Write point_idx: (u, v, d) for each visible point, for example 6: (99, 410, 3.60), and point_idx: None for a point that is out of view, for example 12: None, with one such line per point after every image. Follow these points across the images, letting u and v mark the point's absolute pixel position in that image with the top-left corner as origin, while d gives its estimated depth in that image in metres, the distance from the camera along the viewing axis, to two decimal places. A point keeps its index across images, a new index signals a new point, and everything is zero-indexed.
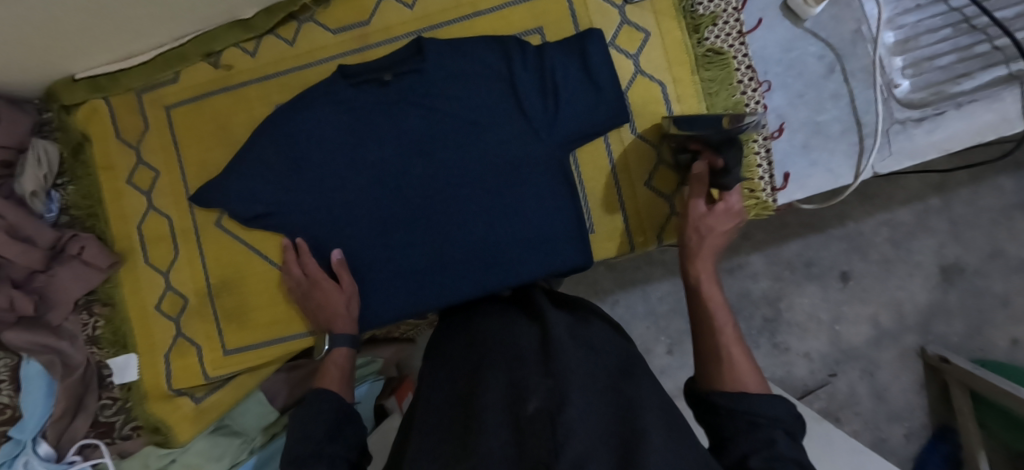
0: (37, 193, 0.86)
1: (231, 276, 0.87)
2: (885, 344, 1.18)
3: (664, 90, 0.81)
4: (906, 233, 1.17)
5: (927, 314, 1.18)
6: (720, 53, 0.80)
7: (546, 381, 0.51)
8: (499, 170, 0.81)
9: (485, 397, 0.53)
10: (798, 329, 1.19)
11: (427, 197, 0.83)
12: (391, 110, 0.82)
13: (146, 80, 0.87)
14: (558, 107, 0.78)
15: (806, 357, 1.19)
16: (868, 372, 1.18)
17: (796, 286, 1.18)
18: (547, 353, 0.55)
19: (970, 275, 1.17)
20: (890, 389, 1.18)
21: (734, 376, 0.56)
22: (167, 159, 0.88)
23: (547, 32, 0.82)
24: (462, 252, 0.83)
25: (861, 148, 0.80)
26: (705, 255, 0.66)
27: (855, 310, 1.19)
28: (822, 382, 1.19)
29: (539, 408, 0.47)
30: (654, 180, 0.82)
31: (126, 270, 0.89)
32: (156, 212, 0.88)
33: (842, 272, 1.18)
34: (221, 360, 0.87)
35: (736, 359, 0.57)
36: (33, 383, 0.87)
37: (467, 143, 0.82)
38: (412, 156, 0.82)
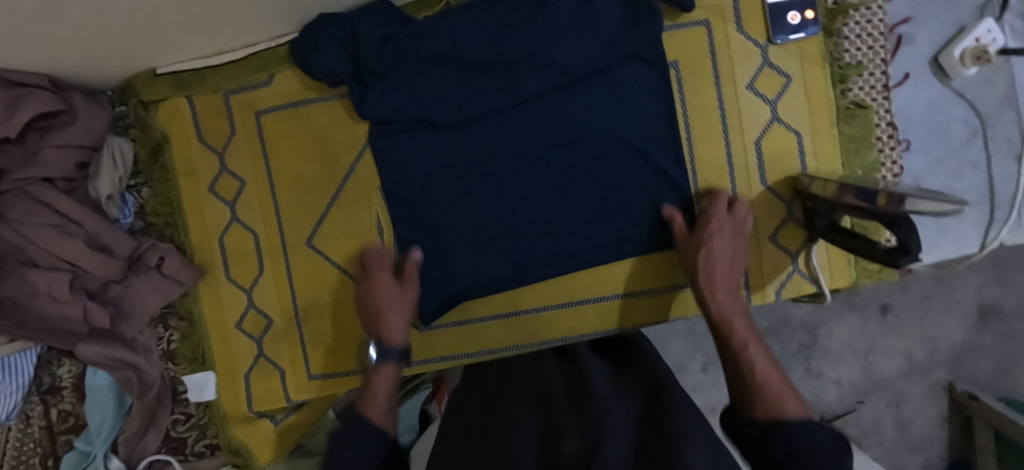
0: (112, 197, 0.80)
1: (322, 303, 0.82)
2: (916, 378, 1.09)
3: (800, 141, 0.76)
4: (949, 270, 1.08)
5: (959, 352, 1.08)
6: (864, 107, 0.76)
7: (581, 425, 0.50)
8: (623, 188, 0.77)
9: (517, 432, 0.54)
10: (832, 356, 1.11)
11: (526, 229, 0.78)
12: (488, 123, 0.77)
13: (236, 80, 0.80)
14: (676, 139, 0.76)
15: (836, 384, 1.11)
16: (894, 403, 1.10)
17: (834, 314, 1.10)
18: (581, 399, 0.55)
19: (1006, 317, 1.06)
20: (914, 422, 1.10)
21: (771, 396, 0.54)
22: (256, 168, 0.82)
23: (683, 67, 0.77)
24: (542, 258, 0.79)
25: (992, 218, 0.77)
26: (720, 296, 0.66)
27: (888, 344, 1.09)
28: (848, 409, 1.12)
29: (574, 450, 0.47)
30: (780, 235, 0.77)
31: (207, 284, 0.83)
32: (240, 224, 0.82)
33: (882, 303, 1.09)
34: (306, 386, 0.83)
35: (763, 371, 0.57)
36: (101, 395, 0.83)
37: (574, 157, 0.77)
38: (501, 175, 0.78)
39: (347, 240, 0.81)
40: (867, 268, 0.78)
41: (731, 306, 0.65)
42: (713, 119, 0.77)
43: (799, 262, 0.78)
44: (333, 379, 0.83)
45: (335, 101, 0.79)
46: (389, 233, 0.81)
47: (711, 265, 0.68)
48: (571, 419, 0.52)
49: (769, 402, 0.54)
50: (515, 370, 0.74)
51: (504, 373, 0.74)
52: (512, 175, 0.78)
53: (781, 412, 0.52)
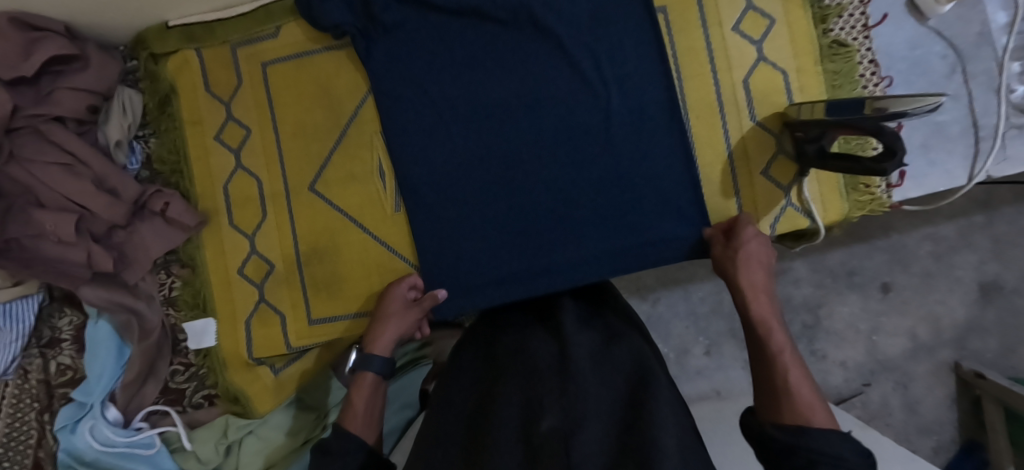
0: (121, 143, 0.82)
1: (324, 245, 0.83)
2: (921, 358, 1.16)
3: (786, 79, 0.79)
4: (948, 248, 1.15)
5: (964, 330, 1.16)
6: (845, 45, 0.79)
7: (560, 399, 0.49)
8: (614, 162, 0.81)
9: (500, 416, 0.52)
10: (835, 337, 1.17)
11: (517, 187, 0.82)
12: (484, 72, 0.81)
13: (244, 33, 0.83)
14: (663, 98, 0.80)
15: (842, 366, 1.17)
16: (902, 384, 1.17)
17: (837, 294, 1.17)
18: (563, 368, 0.53)
19: (1008, 294, 1.15)
20: (923, 402, 1.16)
21: (800, 404, 0.53)
22: (261, 117, 0.84)
23: (671, 12, 0.81)
24: (535, 213, 0.82)
25: (977, 150, 0.80)
26: (759, 296, 0.65)
27: (893, 322, 1.17)
28: (856, 392, 1.18)
29: (554, 427, 0.46)
30: (772, 169, 0.80)
31: (210, 232, 0.84)
32: (244, 172, 0.84)
33: (884, 283, 1.16)
34: (307, 331, 0.83)
35: (795, 381, 0.55)
36: (101, 344, 0.83)
37: (564, 114, 0.81)
38: (500, 135, 0.82)
39: (349, 183, 0.83)
40: (859, 200, 0.80)
41: (767, 308, 0.64)
42: (702, 60, 0.80)
43: (791, 195, 0.79)
44: (332, 324, 0.83)
45: (339, 51, 0.83)
46: (390, 174, 0.83)
47: (749, 269, 0.68)
48: (553, 395, 0.50)
49: (794, 411, 0.52)
50: (497, 341, 0.69)
51: (490, 345, 0.70)
52: (505, 126, 0.82)
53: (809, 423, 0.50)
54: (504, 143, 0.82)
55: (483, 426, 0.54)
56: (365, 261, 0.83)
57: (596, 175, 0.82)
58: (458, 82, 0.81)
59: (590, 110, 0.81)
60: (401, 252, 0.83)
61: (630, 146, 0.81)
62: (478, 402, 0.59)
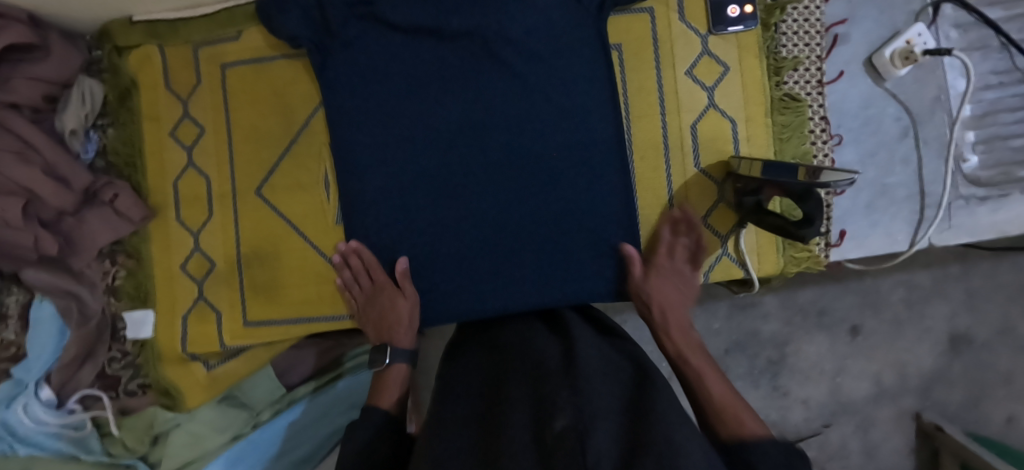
0: (76, 132, 0.84)
1: (265, 250, 0.84)
2: (883, 403, 1.15)
3: (734, 127, 0.79)
4: (921, 296, 1.14)
5: (929, 380, 1.15)
6: (798, 99, 0.79)
7: (572, 398, 0.47)
8: (566, 194, 0.81)
9: (510, 414, 0.50)
10: (800, 375, 1.15)
11: (483, 209, 0.82)
12: (442, 88, 0.81)
13: (205, 34, 0.84)
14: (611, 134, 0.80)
15: (803, 404, 1.16)
16: (862, 427, 1.15)
17: (805, 333, 1.15)
18: (573, 371, 0.52)
19: (977, 348, 1.14)
20: (881, 447, 1.15)
21: (729, 419, 0.59)
22: (216, 118, 0.85)
23: (626, 51, 0.80)
24: (495, 235, 0.82)
25: (921, 218, 0.79)
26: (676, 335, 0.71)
27: (859, 365, 1.15)
28: (815, 431, 1.15)
29: (567, 426, 0.44)
30: (711, 217, 0.80)
31: (158, 226, 0.86)
32: (195, 170, 0.86)
33: (853, 326, 1.15)
34: (241, 331, 0.85)
35: (719, 396, 0.62)
36: (44, 325, 0.86)
37: (528, 138, 0.81)
38: (452, 159, 0.82)
39: (295, 190, 0.84)
40: (796, 256, 0.79)
41: (705, 365, 0.67)
42: (653, 100, 0.80)
43: (728, 245, 0.79)
44: (267, 328, 0.85)
45: (296, 61, 0.84)
46: (336, 187, 0.84)
47: (665, 309, 0.73)
48: (564, 395, 0.48)
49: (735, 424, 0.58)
50: (505, 344, 0.68)
51: (494, 345, 0.69)
52: (455, 150, 0.82)
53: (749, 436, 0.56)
54: (449, 169, 0.82)
55: (492, 424, 0.51)
56: (304, 270, 0.84)
57: (553, 208, 0.81)
58: (415, 94, 0.82)
59: (542, 139, 0.81)
60: (339, 264, 0.83)
61: (576, 181, 0.81)
62: (484, 399, 0.57)
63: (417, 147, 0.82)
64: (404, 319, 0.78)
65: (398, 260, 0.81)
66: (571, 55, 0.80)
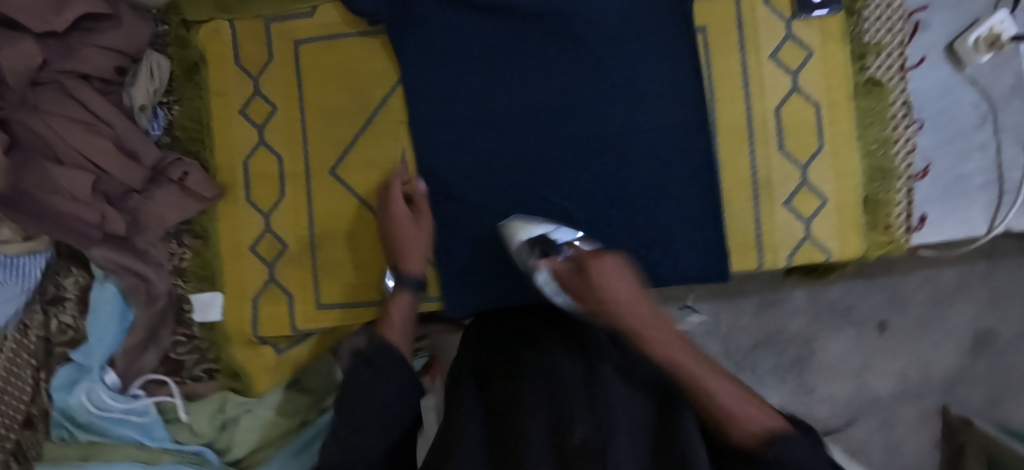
0: (145, 108, 0.81)
1: (338, 231, 0.83)
2: (907, 400, 1.17)
3: (817, 112, 0.79)
4: (947, 293, 1.17)
5: (953, 378, 1.17)
6: (880, 84, 0.79)
7: (593, 411, 0.48)
8: (647, 180, 0.80)
9: (525, 420, 0.50)
10: (825, 371, 1.18)
11: (577, 193, 0.81)
12: (518, 69, 0.80)
13: (278, 8, 0.82)
14: (692, 116, 0.79)
15: (829, 400, 1.18)
16: (886, 424, 1.17)
17: (832, 330, 1.17)
18: (590, 377, 0.52)
19: (1000, 347, 1.16)
20: (905, 445, 1.17)
21: (695, 397, 0.53)
22: (288, 95, 0.83)
23: (711, 34, 0.80)
24: (587, 222, 0.82)
25: (999, 203, 0.79)
26: (649, 320, 0.62)
27: (884, 362, 1.17)
28: (840, 426, 1.18)
29: (585, 439, 0.45)
30: (794, 201, 0.80)
31: (226, 206, 0.84)
32: (266, 148, 0.83)
33: (880, 322, 1.17)
34: (313, 314, 0.83)
35: (699, 374, 0.54)
36: (105, 306, 0.83)
37: (612, 122, 0.80)
38: (534, 142, 0.81)
39: (370, 170, 0.82)
40: (878, 240, 0.80)
41: (664, 347, 0.57)
42: (737, 84, 0.79)
43: (810, 228, 0.80)
44: (339, 309, 0.83)
45: (372, 38, 0.82)
46: (413, 166, 0.83)
47: (612, 293, 0.65)
48: (584, 409, 0.48)
49: (726, 417, 0.51)
50: (512, 333, 0.66)
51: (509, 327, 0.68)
52: (533, 134, 0.81)
53: (756, 430, 0.49)
54: (527, 153, 0.81)
55: (508, 426, 0.51)
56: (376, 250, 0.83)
57: (639, 195, 0.80)
58: (493, 76, 0.80)
59: (624, 124, 0.80)
60: None
61: (657, 163, 0.80)
62: (493, 399, 0.56)
63: (496, 132, 0.81)
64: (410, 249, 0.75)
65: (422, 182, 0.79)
66: (652, 38, 0.79)
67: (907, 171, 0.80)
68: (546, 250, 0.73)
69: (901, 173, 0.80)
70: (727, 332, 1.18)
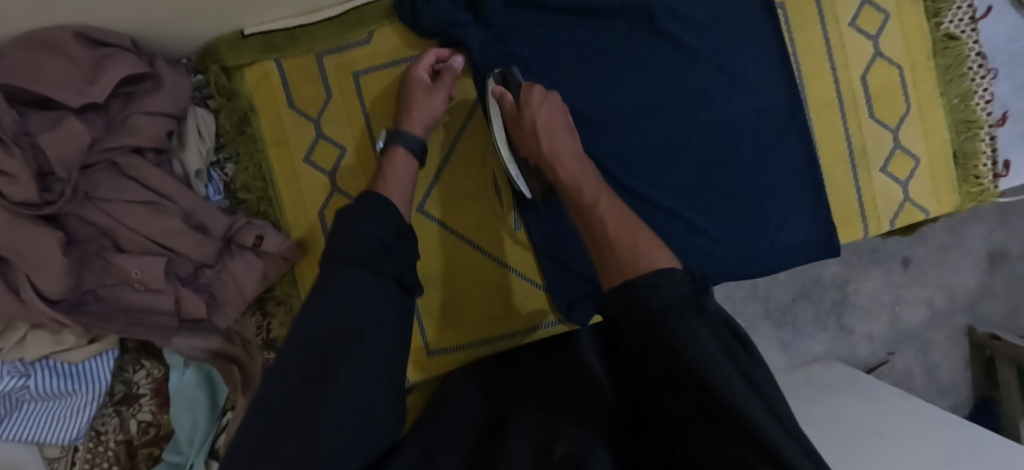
0: (200, 172, 0.72)
1: (438, 270, 0.77)
2: (938, 325, 1.23)
3: (901, 75, 0.79)
4: (960, 219, 1.22)
5: (976, 296, 1.23)
6: (955, 39, 0.80)
7: (579, 438, 0.47)
8: (743, 168, 0.79)
9: (509, 444, 0.49)
10: (862, 311, 1.22)
11: (682, 191, 0.79)
12: (598, 72, 0.76)
13: (334, 40, 0.74)
14: (777, 95, 0.78)
15: (869, 338, 1.23)
16: (922, 351, 1.24)
17: (862, 270, 1.22)
18: (581, 409, 0.52)
19: (1013, 260, 1.23)
20: (941, 367, 1.24)
21: (635, 270, 0.46)
22: (356, 134, 0.76)
23: (791, 9, 0.78)
24: (699, 219, 0.79)
25: None
26: (563, 160, 0.63)
27: (913, 293, 1.22)
28: (881, 360, 1.24)
29: (568, 467, 0.42)
30: (890, 166, 0.80)
31: (309, 264, 0.76)
32: (342, 196, 0.76)
33: (904, 257, 1.22)
34: (425, 363, 0.77)
35: (614, 228, 0.53)
36: (194, 397, 0.76)
37: (699, 110, 0.78)
38: (626, 145, 0.78)
39: (462, 201, 0.77)
40: (969, 192, 0.82)
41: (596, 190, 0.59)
42: (821, 56, 0.78)
43: (908, 190, 0.80)
44: (454, 354, 0.78)
45: None
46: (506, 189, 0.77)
47: (554, 132, 0.64)
48: (573, 435, 0.47)
49: (633, 259, 0.47)
50: (500, 378, 0.68)
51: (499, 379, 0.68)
52: (621, 136, 0.78)
53: (651, 281, 0.43)
54: (619, 157, 0.78)
55: (492, 455, 0.49)
56: (479, 282, 0.77)
57: (739, 183, 0.79)
58: (575, 83, 0.76)
59: (707, 112, 0.78)
60: (524, 272, 0.77)
61: (751, 146, 0.79)
62: (483, 431, 0.56)
63: (585, 139, 0.77)
64: (422, 115, 0.70)
65: (456, 56, 0.72)
66: (729, 19, 0.77)
67: (990, 121, 0.81)
68: (508, 82, 0.71)
69: (984, 124, 0.81)
70: (766, 291, 1.20)
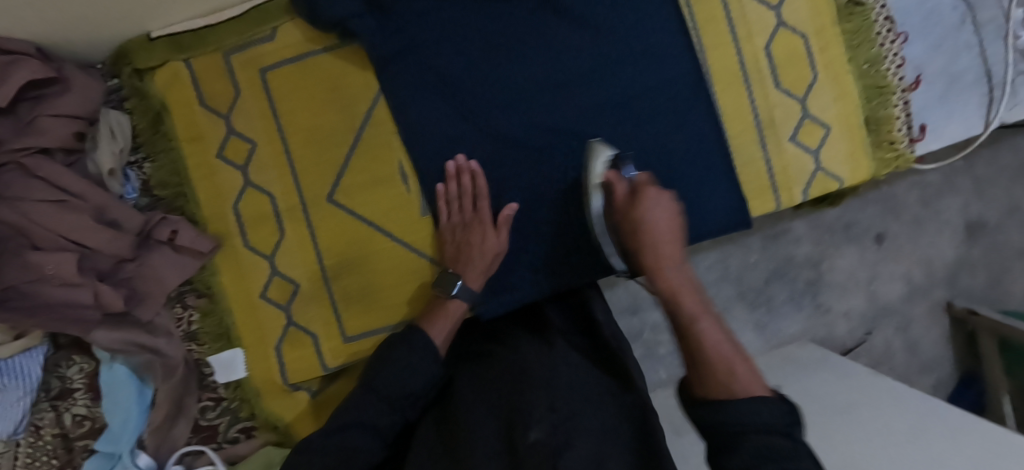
0: (114, 171, 0.75)
1: (350, 255, 0.78)
2: (917, 300, 1.21)
3: (805, 43, 0.79)
4: (935, 192, 1.19)
5: (954, 269, 1.22)
6: (860, 4, 0.79)
7: (550, 414, 0.52)
8: (651, 143, 0.79)
9: (483, 428, 0.55)
10: (838, 289, 1.18)
11: None
12: (502, 55, 0.77)
13: (239, 38, 0.77)
14: (678, 68, 0.78)
15: (847, 316, 1.19)
16: (902, 327, 1.21)
17: (836, 248, 1.18)
18: (554, 382, 0.58)
19: (991, 231, 1.21)
20: (921, 342, 1.22)
21: (721, 373, 0.52)
22: (266, 129, 0.78)
23: None
24: None
25: (990, 98, 0.82)
26: (669, 271, 0.62)
27: (890, 269, 1.19)
28: (860, 340, 1.21)
29: (539, 439, 0.49)
30: (799, 135, 0.79)
31: (226, 255, 0.79)
32: (256, 189, 0.79)
33: (879, 233, 1.18)
34: (342, 349, 0.79)
35: (714, 345, 0.54)
36: (121, 388, 0.78)
37: (602, 89, 0.78)
38: (532, 126, 0.78)
39: (371, 190, 0.78)
40: (884, 158, 0.81)
41: (694, 301, 0.59)
42: (722, 28, 0.79)
43: (819, 159, 0.80)
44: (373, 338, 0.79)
45: (342, 49, 0.77)
46: (413, 177, 0.78)
47: (658, 238, 0.64)
48: (542, 409, 0.53)
49: (728, 379, 0.51)
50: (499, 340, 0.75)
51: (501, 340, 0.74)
52: (529, 119, 0.78)
53: (739, 394, 0.48)
54: (525, 138, 0.78)
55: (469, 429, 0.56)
56: (389, 269, 0.79)
57: (651, 160, 0.79)
58: (478, 67, 0.77)
59: (616, 91, 0.78)
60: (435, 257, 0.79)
61: (660, 120, 0.79)
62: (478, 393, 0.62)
63: (493, 122, 0.78)
64: (485, 257, 0.75)
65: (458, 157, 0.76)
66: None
67: (902, 84, 0.80)
68: (619, 168, 0.74)
69: (896, 88, 0.80)
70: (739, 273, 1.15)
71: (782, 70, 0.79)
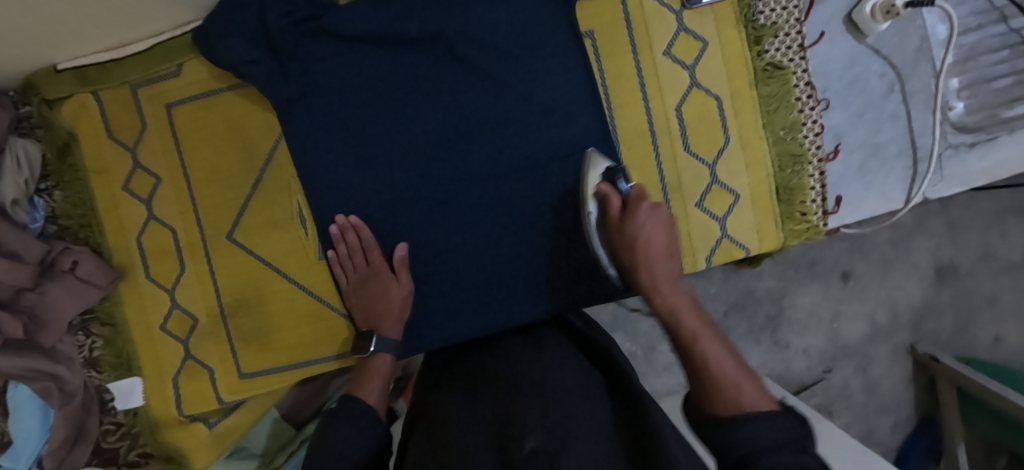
0: (19, 201, 0.76)
1: (247, 294, 0.80)
2: (880, 341, 1.08)
3: (720, 105, 0.76)
4: (905, 233, 1.06)
5: (920, 312, 1.07)
6: (780, 67, 0.76)
7: (544, 420, 0.48)
8: (553, 195, 0.77)
9: (466, 435, 0.50)
10: (798, 325, 1.07)
11: (494, 222, 0.78)
12: (402, 103, 0.76)
13: (143, 73, 0.77)
14: (580, 120, 0.76)
15: (804, 354, 1.07)
16: (861, 367, 1.08)
17: (798, 283, 1.06)
18: (542, 383, 0.54)
19: (962, 276, 1.06)
20: (881, 384, 1.08)
21: (727, 391, 0.47)
22: (171, 165, 0.79)
23: (598, 37, 0.76)
24: (507, 254, 0.79)
25: (914, 173, 0.79)
26: (663, 288, 0.60)
27: (853, 308, 1.07)
28: (816, 378, 1.08)
29: (536, 448, 0.45)
30: (706, 201, 0.77)
31: (128, 287, 0.80)
32: (158, 223, 0.79)
33: (844, 270, 1.06)
34: (237, 385, 0.81)
35: (713, 363, 0.50)
36: (24, 408, 0.80)
37: (506, 143, 0.77)
38: (430, 172, 0.77)
39: (269, 231, 0.79)
40: (795, 229, 0.79)
41: (693, 322, 0.55)
42: (633, 86, 0.77)
43: (726, 227, 0.78)
44: (270, 376, 0.81)
45: (245, 89, 0.77)
46: (311, 221, 0.79)
47: (650, 252, 0.63)
48: (535, 415, 0.49)
49: (728, 397, 0.46)
50: (481, 350, 0.71)
51: (488, 349, 0.70)
52: (431, 165, 0.77)
53: (743, 408, 0.44)
54: (425, 185, 0.77)
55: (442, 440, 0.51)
56: (286, 311, 0.80)
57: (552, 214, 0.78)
58: (381, 113, 0.76)
59: (524, 143, 0.77)
60: (329, 300, 0.80)
61: (564, 179, 0.77)
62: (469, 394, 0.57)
63: (393, 167, 0.77)
64: (394, 307, 0.74)
65: (336, 217, 0.76)
66: (540, 49, 0.75)
67: (818, 154, 0.77)
68: (615, 179, 0.72)
69: (813, 156, 0.77)
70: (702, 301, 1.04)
71: (693, 134, 0.77)
